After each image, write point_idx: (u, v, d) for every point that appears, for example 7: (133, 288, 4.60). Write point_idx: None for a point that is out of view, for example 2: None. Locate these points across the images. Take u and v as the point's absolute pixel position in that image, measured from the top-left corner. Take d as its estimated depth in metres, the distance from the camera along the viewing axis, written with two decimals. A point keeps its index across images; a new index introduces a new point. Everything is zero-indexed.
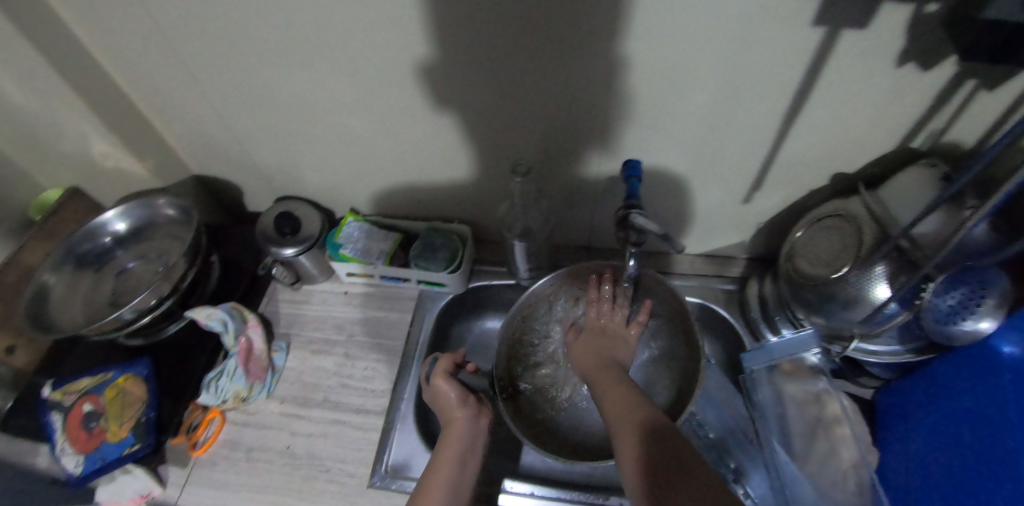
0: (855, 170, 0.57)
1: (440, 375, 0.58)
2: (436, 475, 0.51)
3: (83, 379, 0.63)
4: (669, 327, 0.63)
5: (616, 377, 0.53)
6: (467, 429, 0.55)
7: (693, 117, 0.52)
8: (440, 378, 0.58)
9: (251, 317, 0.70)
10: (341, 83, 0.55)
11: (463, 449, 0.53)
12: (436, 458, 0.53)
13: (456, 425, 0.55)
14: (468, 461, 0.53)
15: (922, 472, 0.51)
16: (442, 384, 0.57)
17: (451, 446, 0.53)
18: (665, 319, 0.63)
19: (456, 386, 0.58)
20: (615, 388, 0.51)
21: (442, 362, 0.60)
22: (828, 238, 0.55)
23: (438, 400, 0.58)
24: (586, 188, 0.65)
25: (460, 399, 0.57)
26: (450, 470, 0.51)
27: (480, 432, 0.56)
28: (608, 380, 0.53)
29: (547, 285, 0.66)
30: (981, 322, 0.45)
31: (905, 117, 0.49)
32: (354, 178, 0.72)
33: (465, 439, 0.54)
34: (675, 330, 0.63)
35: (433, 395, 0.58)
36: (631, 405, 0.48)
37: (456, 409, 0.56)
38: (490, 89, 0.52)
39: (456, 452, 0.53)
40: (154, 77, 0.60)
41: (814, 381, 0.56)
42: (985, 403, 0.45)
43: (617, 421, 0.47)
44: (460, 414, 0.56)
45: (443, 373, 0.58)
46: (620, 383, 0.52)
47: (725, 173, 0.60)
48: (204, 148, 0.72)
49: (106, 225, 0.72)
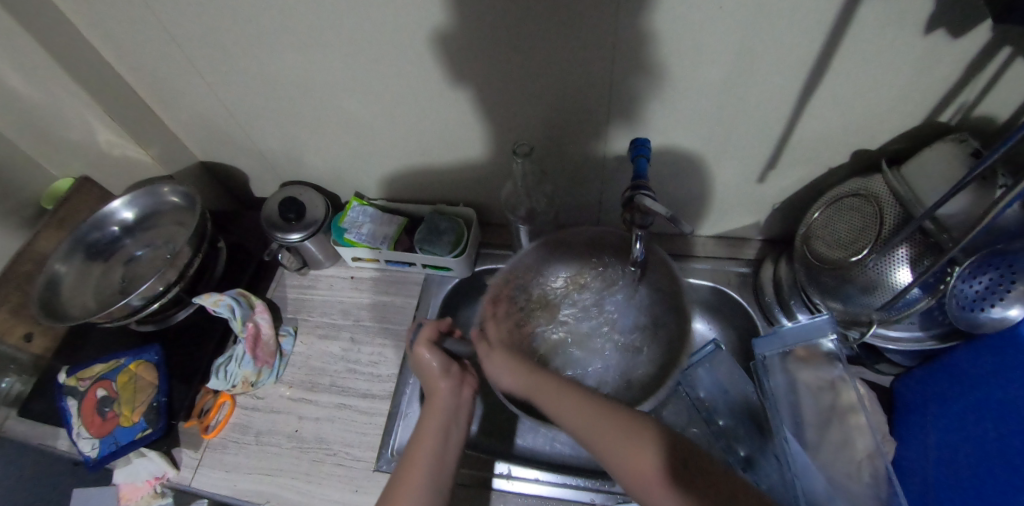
0: (878, 147, 0.54)
1: (422, 344, 0.57)
2: (418, 452, 0.49)
3: (95, 366, 0.65)
4: (653, 303, 0.64)
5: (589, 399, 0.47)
6: (448, 401, 0.54)
7: (705, 92, 0.49)
8: (423, 347, 0.57)
9: (258, 302, 0.70)
10: (337, 61, 0.53)
11: (446, 422, 0.52)
12: (420, 429, 0.52)
13: (438, 396, 0.54)
14: (451, 431, 0.52)
15: (938, 465, 0.50)
16: (425, 353, 0.57)
17: (434, 418, 0.52)
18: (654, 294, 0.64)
19: (439, 355, 0.56)
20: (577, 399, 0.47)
21: (425, 330, 0.59)
22: (847, 220, 0.53)
23: (423, 369, 0.57)
24: (593, 169, 0.63)
25: (442, 369, 0.56)
26: (434, 442, 0.50)
27: (465, 402, 0.55)
28: (561, 392, 0.48)
29: (536, 253, 0.65)
30: (1010, 309, 0.42)
31: (932, 90, 0.46)
32: (358, 162, 0.71)
33: (447, 410, 0.53)
34: (663, 298, 0.63)
35: (418, 364, 0.58)
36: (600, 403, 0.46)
37: (438, 379, 0.55)
38: (491, 66, 0.50)
39: (439, 423, 0.52)
40: (151, 61, 0.59)
41: (829, 367, 0.53)
42: (1002, 395, 0.44)
43: (595, 421, 0.44)
44: (442, 384, 0.55)
45: (425, 343, 0.57)
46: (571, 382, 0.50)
47: (740, 151, 0.57)
48: (208, 133, 0.72)
49: (113, 214, 0.72)
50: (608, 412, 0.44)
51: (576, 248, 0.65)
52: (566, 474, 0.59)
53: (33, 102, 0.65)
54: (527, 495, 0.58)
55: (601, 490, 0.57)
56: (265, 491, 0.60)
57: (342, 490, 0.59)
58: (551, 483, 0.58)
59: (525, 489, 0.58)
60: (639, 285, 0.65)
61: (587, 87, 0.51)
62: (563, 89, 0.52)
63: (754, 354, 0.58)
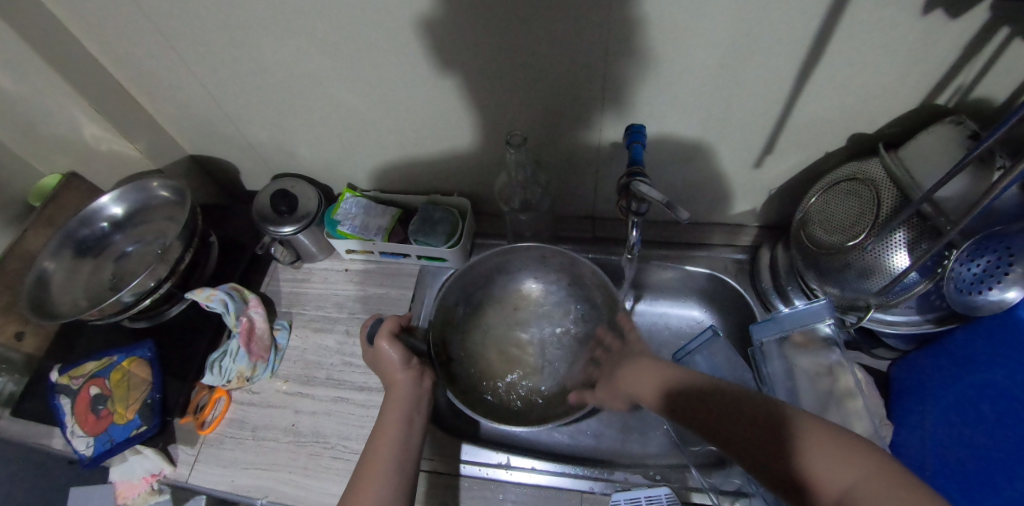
0: (875, 130, 0.54)
1: (383, 337, 0.57)
2: (382, 442, 0.51)
3: (88, 364, 0.65)
4: (586, 319, 0.68)
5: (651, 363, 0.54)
6: (409, 392, 0.55)
7: (700, 77, 0.49)
8: (383, 340, 0.56)
9: (251, 296, 0.69)
10: (327, 50, 0.52)
11: (408, 412, 0.53)
12: (381, 422, 0.53)
13: (398, 389, 0.55)
14: (414, 420, 0.53)
15: (933, 448, 0.50)
16: (386, 346, 0.56)
17: (396, 409, 0.53)
18: (591, 308, 0.68)
19: (399, 347, 0.56)
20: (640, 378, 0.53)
21: (387, 323, 0.59)
22: (843, 204, 0.53)
23: (383, 362, 0.57)
24: (587, 157, 0.62)
25: (403, 361, 0.56)
26: (397, 432, 0.52)
27: (425, 392, 0.56)
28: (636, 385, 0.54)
29: (490, 257, 0.68)
30: (1008, 292, 0.42)
31: (929, 72, 0.45)
32: (351, 153, 0.70)
33: (409, 401, 0.54)
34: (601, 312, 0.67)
35: (378, 356, 0.57)
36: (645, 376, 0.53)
37: (398, 372, 0.56)
38: (482, 54, 0.49)
39: (401, 414, 0.53)
40: (136, 52, 0.58)
41: (826, 353, 0.54)
42: (999, 377, 0.44)
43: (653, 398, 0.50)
44: (402, 375, 0.56)
45: (387, 334, 0.57)
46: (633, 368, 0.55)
47: (735, 136, 0.56)
48: (196, 126, 0.71)
49: (102, 210, 0.71)
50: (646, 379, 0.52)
51: (522, 258, 0.68)
52: (565, 463, 0.59)
53: (15, 98, 0.64)
54: (526, 484, 0.58)
55: (601, 478, 0.57)
56: (262, 486, 0.60)
57: (341, 483, 0.59)
58: (549, 473, 0.58)
59: (523, 479, 0.58)
60: (576, 299, 0.69)
61: (581, 74, 0.50)
62: (557, 77, 0.51)
63: (752, 340, 0.57)
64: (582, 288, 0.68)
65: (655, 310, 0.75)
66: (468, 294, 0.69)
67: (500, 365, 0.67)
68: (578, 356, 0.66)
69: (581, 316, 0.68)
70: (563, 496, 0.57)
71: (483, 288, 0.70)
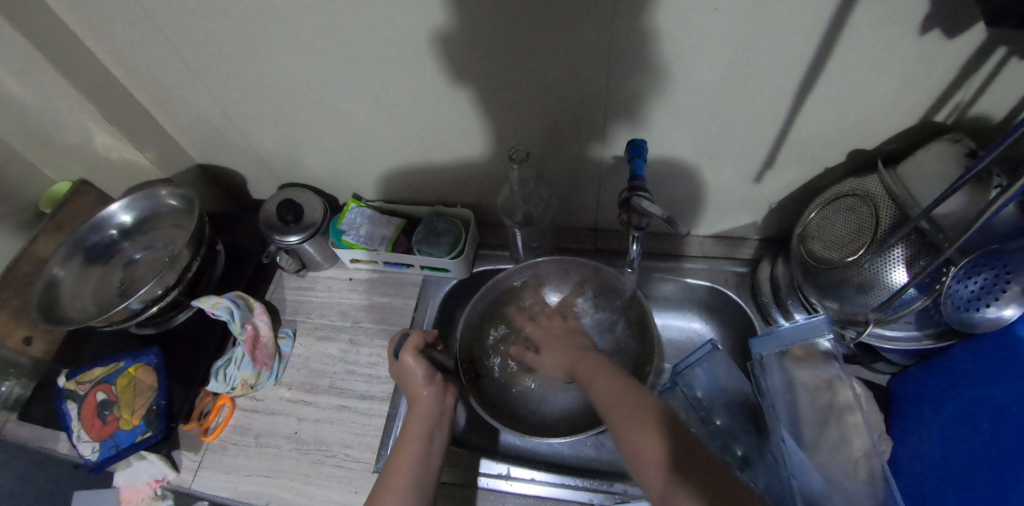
0: (874, 147, 0.54)
1: (408, 351, 0.58)
2: (403, 456, 0.51)
3: (95, 369, 0.66)
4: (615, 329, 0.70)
5: (589, 356, 0.58)
6: (432, 407, 0.55)
7: (701, 93, 0.49)
8: (408, 354, 0.58)
9: (257, 304, 0.70)
10: (335, 63, 0.53)
11: (429, 429, 0.54)
12: (403, 437, 0.54)
13: (420, 404, 0.55)
14: (435, 438, 0.54)
15: (935, 465, 0.50)
16: (410, 360, 0.57)
17: (418, 424, 0.54)
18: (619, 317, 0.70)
19: (423, 363, 0.57)
20: (607, 376, 0.53)
21: (412, 338, 0.59)
22: (843, 220, 0.53)
23: (406, 376, 0.58)
24: (590, 171, 0.63)
25: (426, 377, 0.57)
26: (417, 447, 0.52)
27: (447, 409, 0.57)
28: (597, 374, 0.54)
29: (517, 272, 0.69)
30: (1005, 309, 0.43)
31: (928, 90, 0.46)
32: (357, 163, 0.71)
33: (430, 417, 0.55)
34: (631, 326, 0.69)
35: (401, 370, 0.58)
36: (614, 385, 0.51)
37: (421, 387, 0.56)
38: (485, 69, 0.50)
39: (423, 429, 0.54)
40: (148, 63, 0.59)
41: (826, 366, 0.54)
42: (997, 396, 0.44)
43: (621, 407, 0.48)
44: (425, 392, 0.56)
45: (412, 350, 0.58)
46: (603, 372, 0.55)
47: (736, 152, 0.57)
48: (205, 134, 0.72)
49: (111, 217, 0.72)
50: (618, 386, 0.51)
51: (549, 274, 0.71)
52: (565, 474, 0.59)
53: (30, 107, 0.65)
54: (526, 495, 0.58)
55: (600, 489, 0.57)
56: (265, 493, 0.60)
57: (342, 491, 0.60)
58: (549, 484, 0.58)
59: (523, 489, 0.58)
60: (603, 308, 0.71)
61: (584, 89, 0.51)
62: (562, 90, 0.52)
63: (752, 354, 0.58)
64: (609, 296, 0.70)
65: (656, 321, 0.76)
66: (495, 307, 0.71)
67: (529, 379, 0.68)
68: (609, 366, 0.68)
69: (607, 326, 0.70)
70: None
71: (509, 300, 0.71)
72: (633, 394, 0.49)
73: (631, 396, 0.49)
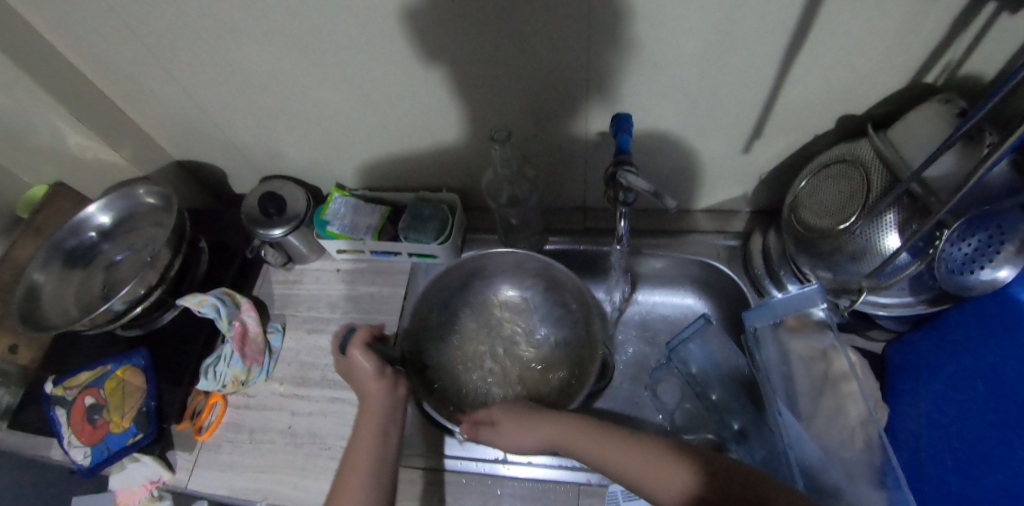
0: (864, 111, 0.53)
1: (355, 346, 0.56)
2: (357, 454, 0.50)
3: (83, 374, 0.65)
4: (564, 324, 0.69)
5: (576, 418, 0.51)
6: (383, 401, 0.54)
7: (685, 62, 0.48)
8: (356, 349, 0.55)
9: (244, 300, 0.69)
10: (306, 47, 0.51)
11: (383, 423, 0.52)
12: (357, 434, 0.52)
13: (370, 399, 0.54)
14: (390, 431, 0.53)
15: (933, 428, 0.50)
16: (358, 355, 0.55)
17: (370, 420, 0.52)
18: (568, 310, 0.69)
19: (372, 357, 0.55)
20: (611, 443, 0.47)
21: (359, 332, 0.58)
22: (834, 187, 0.52)
23: (355, 371, 0.56)
24: (574, 148, 0.62)
25: (375, 371, 0.55)
26: (371, 443, 0.51)
27: (400, 401, 0.55)
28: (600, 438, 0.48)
29: (468, 262, 0.67)
30: (1001, 270, 0.43)
31: (918, 50, 0.45)
32: (339, 152, 0.69)
33: (382, 412, 0.53)
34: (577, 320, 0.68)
35: (350, 365, 0.56)
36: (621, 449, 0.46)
37: (370, 382, 0.54)
38: (461, 47, 0.49)
39: (375, 425, 0.52)
40: (114, 57, 0.57)
41: (821, 335, 0.53)
42: (994, 357, 0.44)
43: (640, 467, 0.44)
44: (375, 386, 0.54)
45: (359, 344, 0.56)
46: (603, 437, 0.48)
47: (723, 123, 0.56)
48: (181, 129, 0.70)
49: (90, 219, 0.70)
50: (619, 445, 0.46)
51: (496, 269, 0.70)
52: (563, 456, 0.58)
53: None
54: (524, 479, 0.57)
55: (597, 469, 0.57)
56: (261, 488, 0.60)
57: None
58: (548, 466, 0.57)
59: (521, 473, 0.57)
60: (551, 303, 0.70)
61: (565, 64, 0.50)
62: (541, 65, 0.50)
63: (747, 325, 0.59)
64: (557, 291, 0.68)
65: (649, 299, 0.75)
66: (442, 298, 0.68)
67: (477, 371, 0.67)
68: (558, 356, 0.68)
69: (554, 318, 0.70)
70: (561, 488, 0.57)
71: (458, 292, 0.70)
72: (638, 443, 0.46)
73: (638, 446, 0.46)
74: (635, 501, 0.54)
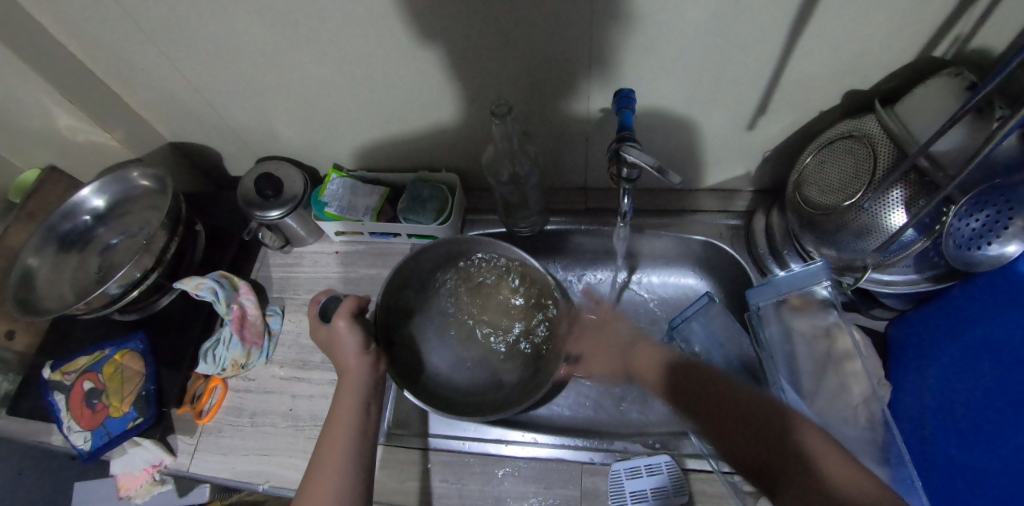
0: (870, 86, 0.52)
1: (340, 317, 0.55)
2: (337, 428, 0.49)
3: (80, 359, 0.65)
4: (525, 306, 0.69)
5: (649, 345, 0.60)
6: (364, 376, 0.53)
7: (689, 36, 0.47)
8: (341, 320, 0.55)
9: (241, 283, 0.68)
10: (298, 23, 0.49)
11: (365, 398, 0.51)
12: (336, 409, 0.51)
13: (352, 373, 0.53)
14: (371, 406, 0.52)
15: (937, 405, 0.50)
16: (343, 326, 0.54)
17: (351, 394, 0.51)
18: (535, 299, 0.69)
19: (357, 329, 0.55)
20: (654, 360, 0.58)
21: (346, 303, 0.57)
22: (840, 162, 0.51)
23: (338, 345, 0.55)
24: (575, 127, 0.61)
25: (359, 345, 0.54)
26: (352, 418, 0.49)
27: (380, 378, 0.55)
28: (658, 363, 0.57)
29: (440, 245, 0.66)
30: (1008, 246, 0.42)
31: (928, 22, 0.44)
32: (335, 133, 0.68)
33: (364, 386, 0.52)
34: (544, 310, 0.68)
35: (333, 339, 0.55)
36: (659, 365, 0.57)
37: (353, 356, 0.54)
38: (460, 21, 0.47)
39: (357, 400, 0.51)
40: (101, 34, 0.55)
41: (824, 314, 0.54)
42: (998, 332, 0.44)
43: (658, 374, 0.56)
44: (358, 360, 0.54)
45: (346, 315, 0.55)
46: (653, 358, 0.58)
47: (727, 99, 0.55)
48: (174, 111, 0.68)
49: (83, 203, 0.69)
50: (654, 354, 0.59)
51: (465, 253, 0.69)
52: (565, 437, 0.59)
53: None
54: (526, 459, 0.57)
55: (600, 447, 0.58)
56: (263, 471, 0.60)
57: None
58: (550, 445, 0.58)
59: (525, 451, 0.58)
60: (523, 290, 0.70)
61: (566, 40, 0.48)
62: (541, 40, 0.49)
63: (750, 304, 0.57)
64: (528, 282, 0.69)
65: (651, 280, 0.76)
66: (411, 277, 0.67)
67: (443, 352, 0.67)
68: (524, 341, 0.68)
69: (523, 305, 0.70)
70: (564, 468, 0.56)
71: (427, 272, 0.69)
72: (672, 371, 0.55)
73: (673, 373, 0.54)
74: (637, 478, 0.54)
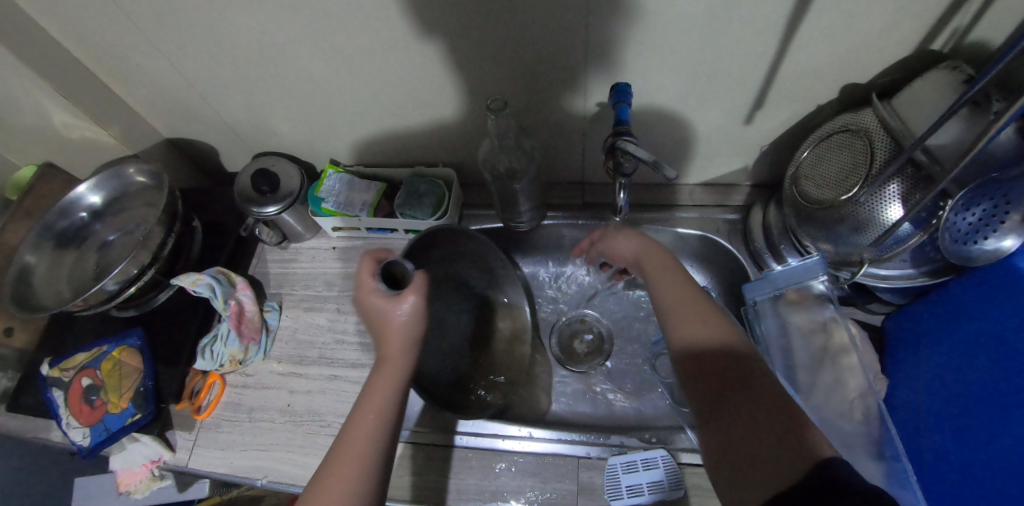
0: (867, 80, 0.52)
1: (405, 302, 0.48)
2: (367, 426, 0.44)
3: (78, 356, 0.65)
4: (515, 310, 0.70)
5: (665, 255, 0.57)
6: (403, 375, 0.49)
7: (685, 30, 0.46)
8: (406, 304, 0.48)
9: (239, 280, 0.69)
10: (292, 18, 0.49)
11: (399, 399, 0.48)
12: (368, 402, 0.46)
13: (394, 368, 0.49)
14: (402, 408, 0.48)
15: (933, 400, 0.50)
16: (404, 312, 0.48)
17: (386, 390, 0.47)
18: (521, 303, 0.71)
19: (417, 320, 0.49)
20: (671, 279, 0.52)
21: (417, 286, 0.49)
22: (837, 157, 0.51)
23: (387, 330, 0.49)
24: (572, 121, 0.61)
25: (412, 342, 0.50)
26: (388, 422, 0.45)
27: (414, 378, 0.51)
28: (669, 278, 0.52)
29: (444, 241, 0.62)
30: (1004, 240, 0.42)
31: (925, 15, 0.43)
32: (332, 129, 0.68)
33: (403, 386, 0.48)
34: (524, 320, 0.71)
35: (383, 322, 0.49)
36: (673, 286, 0.51)
37: (402, 350, 0.49)
38: (455, 14, 0.47)
39: (394, 399, 0.47)
40: (95, 29, 0.55)
41: (820, 309, 0.54)
42: (996, 327, 0.44)
43: (661, 292, 0.51)
44: (404, 356, 0.49)
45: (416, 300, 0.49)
46: (671, 274, 0.53)
47: (724, 93, 0.54)
48: (169, 107, 0.68)
49: (80, 199, 0.69)
50: (675, 274, 0.53)
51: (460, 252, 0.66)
52: (563, 431, 0.59)
53: None
54: (524, 454, 0.57)
55: (595, 442, 0.58)
56: (262, 466, 0.60)
57: None
58: (547, 440, 0.58)
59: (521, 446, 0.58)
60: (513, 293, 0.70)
61: (563, 33, 0.48)
62: (538, 32, 0.48)
63: (747, 299, 0.59)
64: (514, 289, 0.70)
65: None
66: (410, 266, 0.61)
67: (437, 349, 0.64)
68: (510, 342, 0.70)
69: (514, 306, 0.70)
70: (561, 462, 0.56)
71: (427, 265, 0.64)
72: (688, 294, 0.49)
73: (689, 298, 0.49)
74: (634, 473, 0.54)
